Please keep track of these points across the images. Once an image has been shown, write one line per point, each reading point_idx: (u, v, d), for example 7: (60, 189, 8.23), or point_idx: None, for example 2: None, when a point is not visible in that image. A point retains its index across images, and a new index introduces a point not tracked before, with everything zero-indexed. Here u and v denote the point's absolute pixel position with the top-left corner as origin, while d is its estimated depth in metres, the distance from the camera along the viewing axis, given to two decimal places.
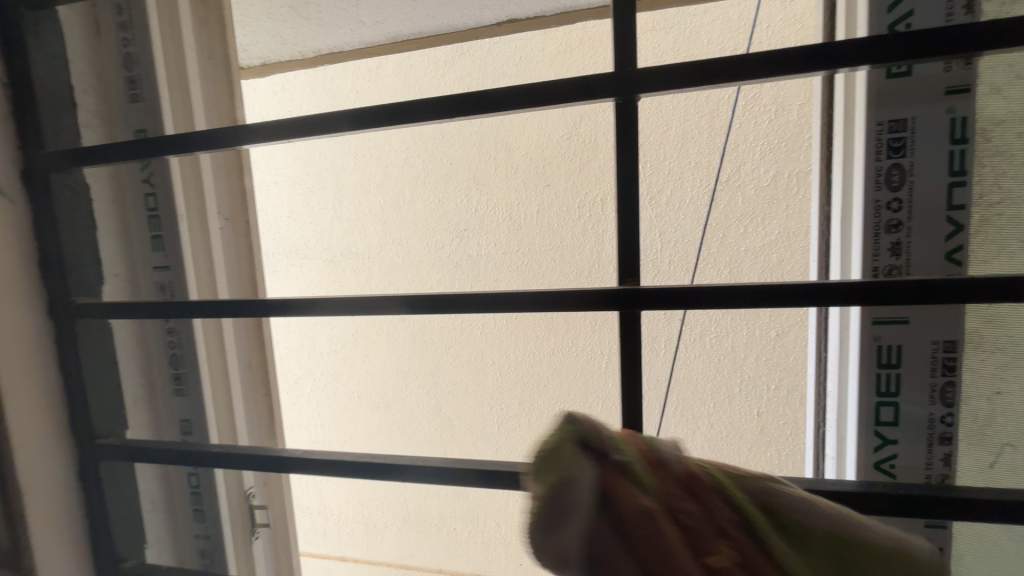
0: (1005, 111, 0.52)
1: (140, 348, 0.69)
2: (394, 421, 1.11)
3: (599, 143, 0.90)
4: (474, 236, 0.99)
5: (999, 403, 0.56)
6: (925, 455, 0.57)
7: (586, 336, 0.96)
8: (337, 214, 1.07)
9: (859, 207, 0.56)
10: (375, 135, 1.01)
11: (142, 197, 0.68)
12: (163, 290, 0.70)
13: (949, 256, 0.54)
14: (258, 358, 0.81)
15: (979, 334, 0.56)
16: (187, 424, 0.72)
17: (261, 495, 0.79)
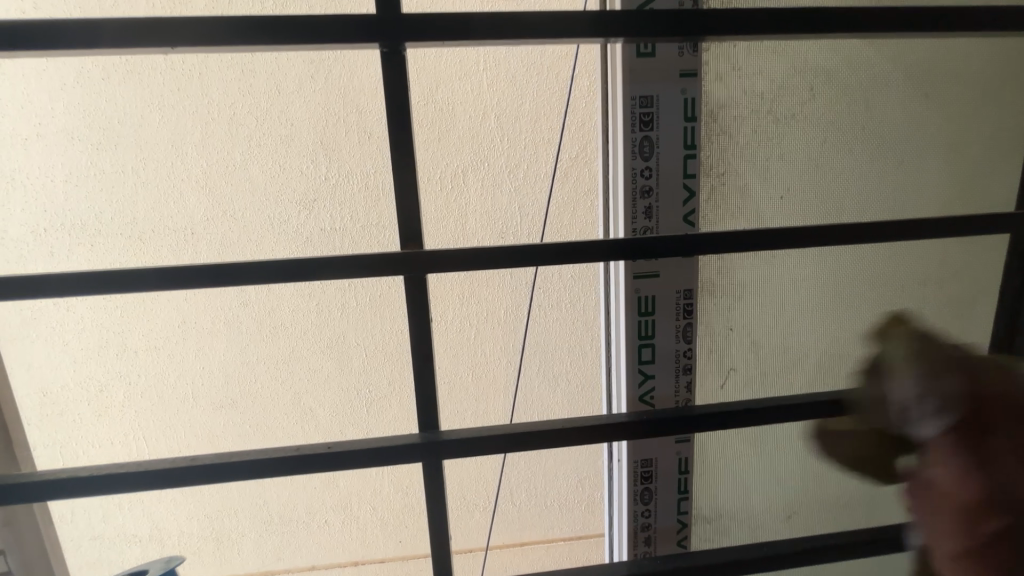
0: (724, 97, 0.65)
1: None
2: (243, 420, 0.98)
3: (456, 112, 0.88)
4: (326, 208, 0.90)
5: (731, 336, 0.73)
6: (671, 383, 0.71)
7: (455, 310, 0.95)
8: (141, 179, 0.86)
9: (621, 174, 0.66)
10: (188, 82, 0.83)
11: None
12: None
13: (685, 218, 0.67)
14: None
15: (712, 283, 0.71)
16: None
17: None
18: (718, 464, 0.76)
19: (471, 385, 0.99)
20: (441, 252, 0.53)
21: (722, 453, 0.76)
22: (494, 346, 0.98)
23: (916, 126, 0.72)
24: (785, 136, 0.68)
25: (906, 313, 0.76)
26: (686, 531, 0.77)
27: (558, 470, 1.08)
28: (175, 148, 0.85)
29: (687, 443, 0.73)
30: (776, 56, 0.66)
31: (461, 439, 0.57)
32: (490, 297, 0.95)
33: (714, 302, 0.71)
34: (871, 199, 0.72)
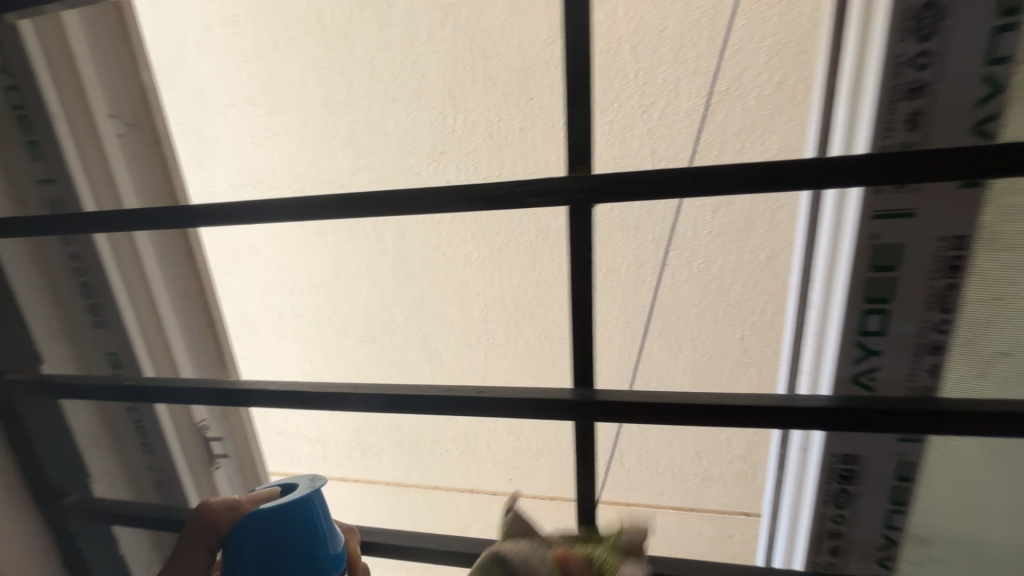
0: None
1: (40, 267, 0.67)
2: (382, 354, 1.12)
3: (586, 47, 0.81)
4: (453, 159, 0.92)
5: (1006, 310, 0.52)
6: (907, 363, 0.57)
7: (573, 265, 0.93)
8: (303, 138, 0.98)
9: (872, 76, 0.49)
10: (336, 43, 0.89)
11: (5, 93, 0.64)
12: (54, 206, 0.68)
13: (976, 128, 0.48)
14: (196, 289, 0.81)
15: (997, 230, 0.50)
16: (114, 356, 0.73)
17: (215, 427, 0.84)
18: (948, 470, 0.60)
19: (586, 343, 0.97)
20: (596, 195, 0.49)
21: (959, 460, 0.60)
22: (612, 305, 0.93)
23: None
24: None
25: None
26: (891, 550, 0.66)
27: (674, 440, 1.02)
28: (327, 107, 0.94)
29: (917, 445, 0.59)
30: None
31: (586, 397, 0.55)
32: (613, 254, 0.89)
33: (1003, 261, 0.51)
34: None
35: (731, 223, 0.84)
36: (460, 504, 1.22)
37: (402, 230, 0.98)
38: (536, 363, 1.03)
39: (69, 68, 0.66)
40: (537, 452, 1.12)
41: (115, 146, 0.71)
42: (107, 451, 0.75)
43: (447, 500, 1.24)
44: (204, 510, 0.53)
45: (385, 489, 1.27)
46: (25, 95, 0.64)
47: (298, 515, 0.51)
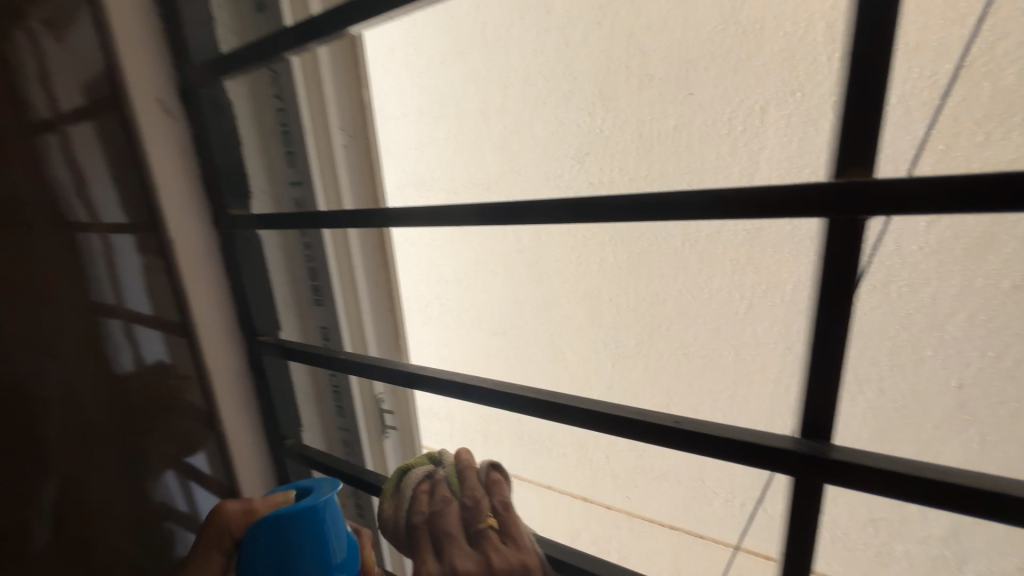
0: None
1: (286, 258, 0.89)
2: (510, 349, 1.16)
3: (764, 32, 0.72)
4: (598, 160, 0.90)
5: None
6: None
7: (724, 276, 0.83)
8: (459, 143, 1.06)
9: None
10: (496, 52, 0.95)
11: (275, 112, 0.85)
12: (298, 203, 0.89)
13: None
14: (383, 279, 0.99)
15: None
16: (325, 329, 0.93)
17: (389, 402, 1.04)
18: None
19: (731, 365, 0.87)
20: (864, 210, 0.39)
21: None
22: (770, 326, 0.81)
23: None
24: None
25: None
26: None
27: (840, 497, 0.84)
28: (482, 113, 1.01)
29: None
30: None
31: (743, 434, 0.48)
32: (775, 267, 0.78)
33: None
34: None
35: (956, 237, 0.65)
36: (572, 509, 1.21)
37: (540, 231, 1.00)
38: (669, 381, 0.95)
39: (320, 107, 0.86)
40: (660, 475, 1.04)
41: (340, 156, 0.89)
42: (313, 406, 0.98)
43: (558, 502, 1.23)
44: (218, 511, 0.62)
45: None
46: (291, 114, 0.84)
47: (311, 526, 0.59)
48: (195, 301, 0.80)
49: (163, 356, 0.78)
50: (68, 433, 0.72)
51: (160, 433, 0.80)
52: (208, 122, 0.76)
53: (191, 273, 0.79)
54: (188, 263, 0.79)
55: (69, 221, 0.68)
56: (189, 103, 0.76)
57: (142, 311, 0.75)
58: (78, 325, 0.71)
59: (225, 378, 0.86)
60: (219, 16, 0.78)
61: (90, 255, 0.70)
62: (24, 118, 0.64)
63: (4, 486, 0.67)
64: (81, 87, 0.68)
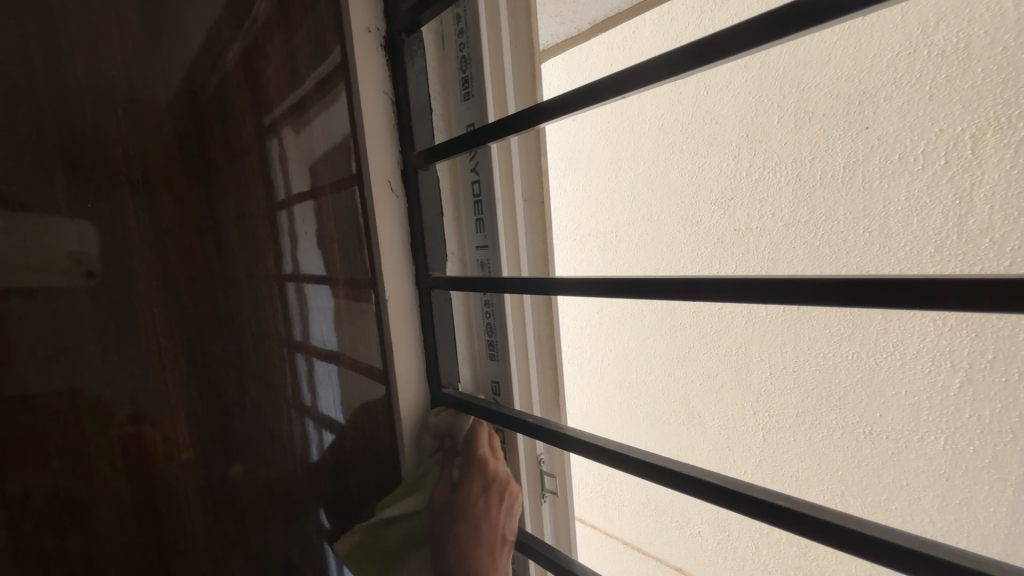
0: None
1: (467, 316, 0.87)
2: (636, 405, 1.08)
3: (971, 51, 0.60)
4: (744, 205, 0.83)
5: None
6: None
7: (924, 340, 0.67)
8: (587, 194, 1.09)
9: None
10: (631, 106, 0.96)
11: (470, 185, 0.83)
12: (482, 266, 0.85)
13: None
14: (547, 334, 0.92)
15: None
16: (496, 385, 0.87)
17: (548, 463, 0.94)
18: None
19: (941, 455, 0.68)
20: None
21: None
22: (1003, 409, 0.62)
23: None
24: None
25: None
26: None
27: None
28: (612, 163, 1.02)
29: None
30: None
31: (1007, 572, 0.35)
32: (1008, 331, 0.61)
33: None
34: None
35: None
36: None
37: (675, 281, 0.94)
38: (845, 465, 0.77)
39: (507, 173, 0.83)
40: None
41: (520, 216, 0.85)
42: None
43: None
44: None
45: (621, 548, 1.20)
46: (484, 186, 0.81)
47: None
48: (399, 363, 0.83)
49: (338, 396, 0.76)
50: (286, 480, 0.72)
51: (353, 494, 0.79)
52: (421, 183, 0.81)
53: (398, 336, 0.83)
54: (398, 327, 0.82)
55: (281, 276, 0.69)
56: (409, 183, 0.81)
57: (336, 352, 0.75)
58: (283, 378, 0.70)
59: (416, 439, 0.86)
60: (434, 108, 0.81)
61: (290, 308, 0.70)
62: (270, 195, 0.68)
63: (208, 545, 0.65)
64: (317, 159, 0.72)
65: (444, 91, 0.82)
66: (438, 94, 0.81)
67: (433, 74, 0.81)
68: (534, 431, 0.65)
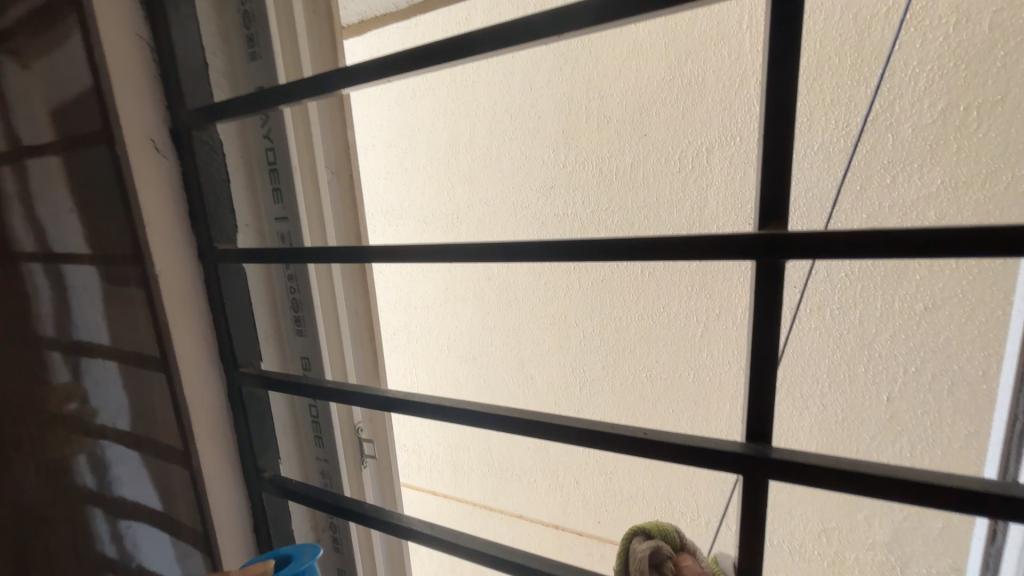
0: None
1: (267, 284, 0.79)
2: (480, 375, 1.16)
3: (706, 83, 0.80)
4: (561, 193, 0.96)
5: None
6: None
7: (681, 302, 0.89)
8: (427, 174, 1.09)
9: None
10: (465, 92, 1.00)
11: (263, 150, 0.76)
12: (284, 239, 0.78)
13: None
14: (363, 306, 0.91)
15: None
16: (307, 360, 0.83)
17: (367, 429, 0.90)
18: None
19: (691, 385, 0.92)
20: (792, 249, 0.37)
21: None
22: (724, 349, 0.87)
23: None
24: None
25: None
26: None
27: (793, 507, 0.90)
28: (450, 145, 1.05)
29: None
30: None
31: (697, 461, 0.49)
32: (726, 292, 0.85)
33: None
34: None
35: (874, 266, 0.74)
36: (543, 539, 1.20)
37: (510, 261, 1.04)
38: (635, 404, 0.98)
39: (306, 140, 0.78)
40: (630, 497, 1.05)
41: (326, 188, 0.81)
42: (290, 438, 0.84)
43: (529, 533, 1.22)
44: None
45: (471, 509, 1.29)
46: (279, 153, 0.75)
47: None
48: (180, 354, 0.68)
49: (106, 397, 0.62)
50: (31, 509, 0.57)
51: (134, 513, 0.65)
52: (197, 139, 0.67)
53: (179, 321, 0.68)
54: (177, 310, 0.68)
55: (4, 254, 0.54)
56: (180, 136, 0.66)
57: (103, 345, 0.61)
58: (28, 372, 0.57)
59: (212, 436, 0.73)
60: (212, 61, 0.70)
61: (23, 293, 0.56)
62: None
63: None
64: (54, 107, 0.57)
65: (223, 39, 0.71)
66: (219, 47, 0.71)
67: (209, 15, 0.69)
68: (334, 395, 0.65)
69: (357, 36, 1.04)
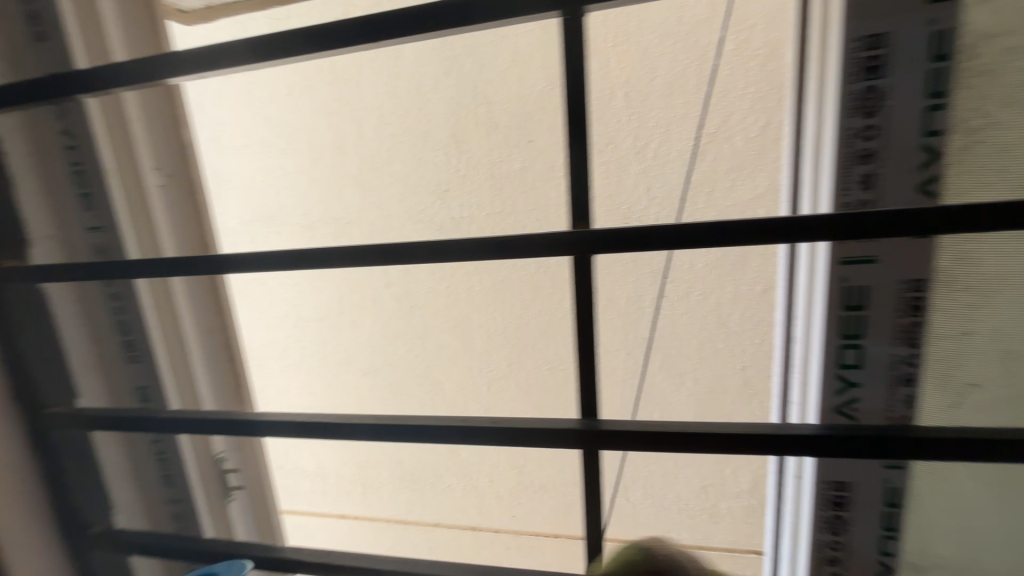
0: (999, 20, 0.45)
1: (83, 316, 0.74)
2: (385, 385, 1.12)
3: (581, 94, 0.87)
4: (456, 197, 0.96)
5: (964, 343, 0.52)
6: (884, 395, 0.55)
7: (574, 296, 0.94)
8: (312, 176, 1.02)
9: (832, 129, 0.50)
10: (346, 91, 0.94)
11: (64, 152, 0.70)
12: (100, 250, 0.74)
13: (920, 188, 0.50)
14: (218, 325, 0.86)
15: (950, 273, 0.51)
16: (144, 390, 0.79)
17: (232, 459, 0.88)
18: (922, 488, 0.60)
19: (588, 373, 0.96)
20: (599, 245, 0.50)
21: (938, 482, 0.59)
22: (613, 337, 0.94)
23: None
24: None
25: None
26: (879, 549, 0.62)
27: (680, 473, 1.00)
28: (336, 146, 0.99)
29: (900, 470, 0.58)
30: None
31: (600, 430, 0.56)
32: (612, 285, 0.91)
33: (959, 297, 0.51)
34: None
35: (724, 254, 0.86)
36: (461, 542, 1.19)
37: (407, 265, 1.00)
38: (540, 396, 1.02)
39: (123, 141, 0.73)
40: (542, 486, 1.09)
41: (156, 195, 0.76)
42: (130, 483, 0.80)
43: (448, 539, 1.20)
44: None
45: (385, 527, 1.24)
46: (85, 155, 0.70)
47: None
48: None
49: None
50: None
51: None
52: None
53: None
54: None
55: None
56: None
57: None
58: None
59: (14, 479, 0.69)
60: None
61: None
62: None
63: None
64: None
65: None
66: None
67: None
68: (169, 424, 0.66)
69: (201, 22, 0.89)
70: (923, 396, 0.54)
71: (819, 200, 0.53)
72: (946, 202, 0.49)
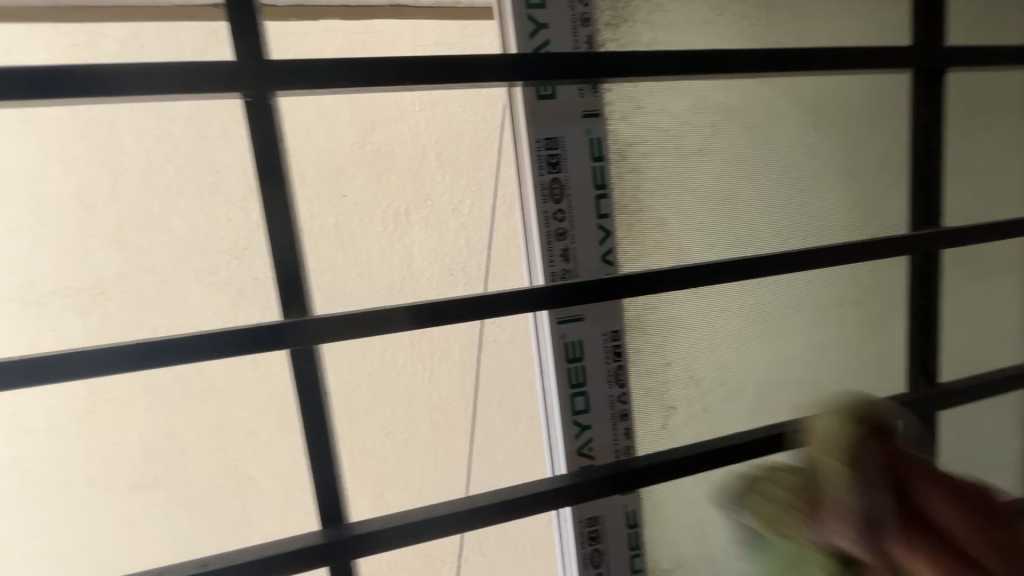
0: (632, 133, 0.58)
1: None
2: (167, 501, 0.84)
3: (394, 151, 0.88)
4: (259, 254, 0.84)
5: (669, 372, 0.64)
6: (608, 428, 0.61)
7: (406, 351, 0.85)
8: (39, 238, 0.77)
9: (532, 215, 0.56)
10: (99, 133, 0.78)
11: None
12: None
13: (603, 257, 0.58)
14: None
15: (641, 317, 0.62)
16: None
17: None
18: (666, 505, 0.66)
19: (428, 430, 0.89)
20: (350, 325, 0.49)
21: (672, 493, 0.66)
22: (451, 387, 0.89)
23: (955, 98, 0.71)
24: (733, 132, 0.62)
25: (869, 307, 0.72)
26: None
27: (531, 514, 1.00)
28: (80, 201, 0.78)
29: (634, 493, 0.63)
30: (720, 17, 0.59)
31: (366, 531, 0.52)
32: (446, 337, 0.87)
33: (649, 341, 0.62)
34: (847, 202, 0.67)
35: None
36: None
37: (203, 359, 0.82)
38: (379, 468, 0.87)
39: None
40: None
41: None
42: None
43: None
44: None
45: None
46: None
47: None
48: None
49: None
50: None
51: None
52: None
53: None
54: None
55: None
56: None
57: None
58: None
59: None
60: None
61: None
62: None
63: None
64: None
65: None
66: None
67: None
68: None
69: None
70: (638, 430, 0.63)
71: (531, 272, 0.58)
72: (621, 271, 0.58)
